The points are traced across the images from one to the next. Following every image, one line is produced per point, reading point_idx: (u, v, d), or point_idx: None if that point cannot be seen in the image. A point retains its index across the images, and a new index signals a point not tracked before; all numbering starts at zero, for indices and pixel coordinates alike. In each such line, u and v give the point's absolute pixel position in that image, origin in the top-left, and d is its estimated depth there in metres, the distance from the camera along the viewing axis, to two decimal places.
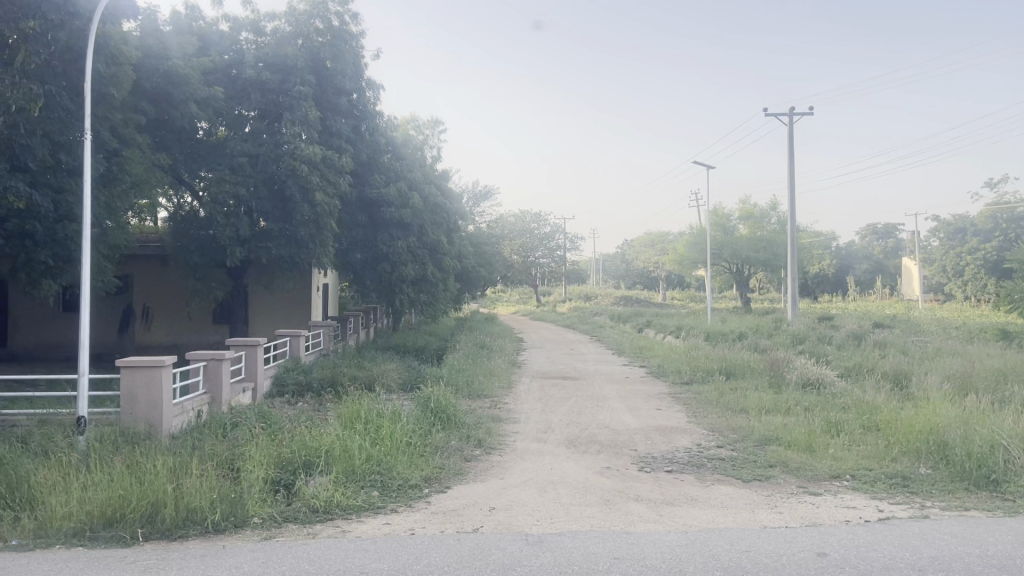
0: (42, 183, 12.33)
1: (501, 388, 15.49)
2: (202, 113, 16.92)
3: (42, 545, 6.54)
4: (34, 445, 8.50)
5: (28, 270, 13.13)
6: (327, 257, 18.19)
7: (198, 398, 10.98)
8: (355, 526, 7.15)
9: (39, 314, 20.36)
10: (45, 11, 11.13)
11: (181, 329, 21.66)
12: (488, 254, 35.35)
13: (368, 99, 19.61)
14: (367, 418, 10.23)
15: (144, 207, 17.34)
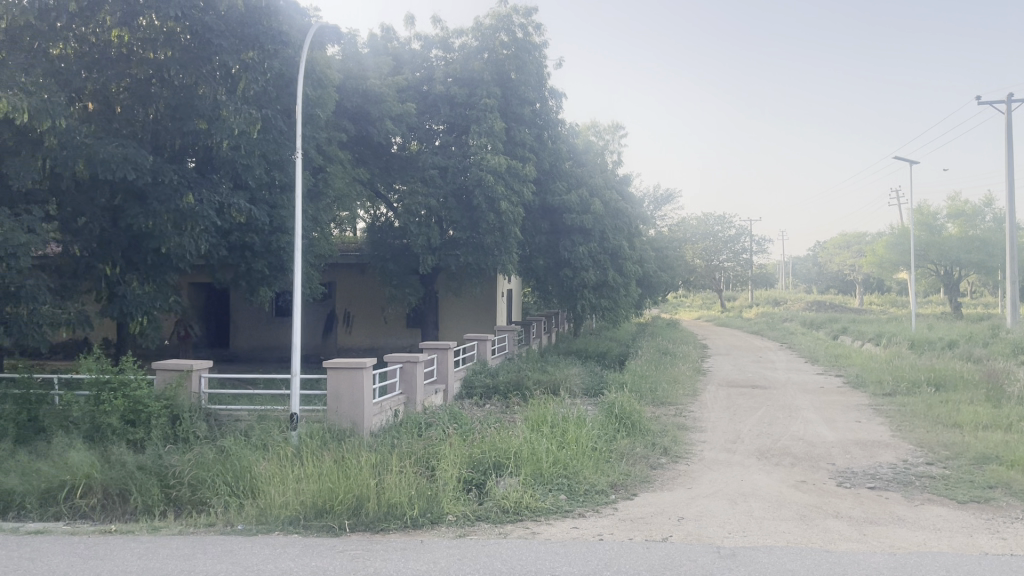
0: (260, 199, 13.64)
1: (686, 396, 15.18)
2: (397, 128, 17.89)
3: (263, 530, 7.18)
4: (255, 438, 9.28)
5: (248, 279, 14.44)
6: (512, 264, 18.64)
7: (395, 398, 11.58)
8: (544, 528, 7.28)
9: (255, 318, 22.29)
10: (262, 42, 12.10)
11: (377, 333, 22.97)
12: (671, 259, 34.77)
13: (550, 108, 19.97)
14: (552, 421, 10.36)
15: (345, 219, 18.56)
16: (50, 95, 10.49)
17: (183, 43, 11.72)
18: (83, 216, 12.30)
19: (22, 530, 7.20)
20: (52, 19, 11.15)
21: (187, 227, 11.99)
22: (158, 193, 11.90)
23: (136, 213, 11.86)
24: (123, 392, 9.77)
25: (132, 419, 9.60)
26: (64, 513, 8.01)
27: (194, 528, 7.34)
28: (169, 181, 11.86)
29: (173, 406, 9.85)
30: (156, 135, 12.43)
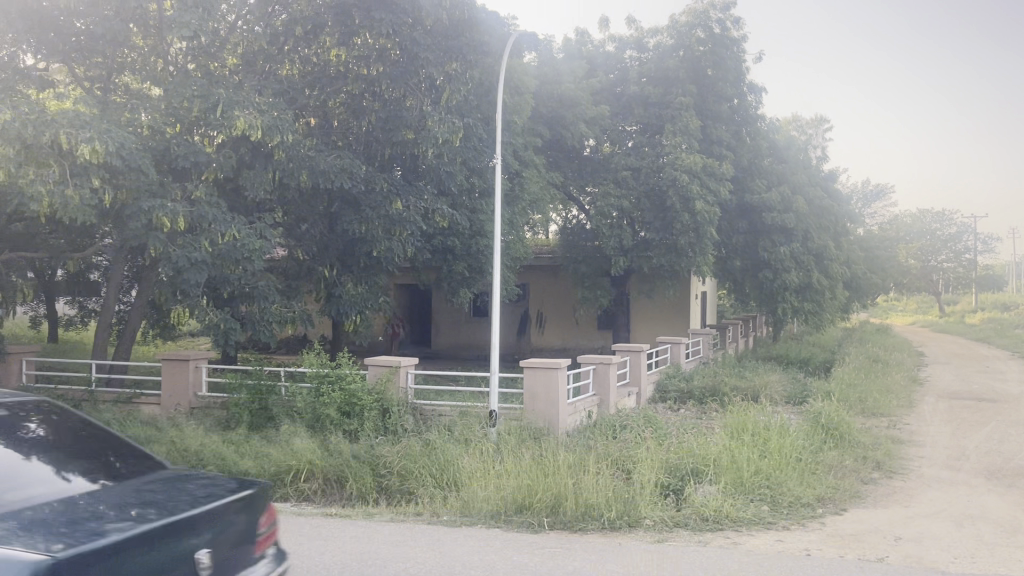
0: (460, 204, 14.16)
1: (901, 407, 14.09)
2: (590, 130, 18.01)
3: (467, 522, 7.46)
4: (457, 432, 9.62)
5: (449, 280, 15.16)
6: (707, 266, 18.19)
7: (590, 398, 11.65)
8: (745, 538, 7.03)
9: (454, 318, 23.22)
10: (465, 53, 12.69)
11: (570, 334, 23.21)
12: (882, 260, 32.46)
13: (749, 103, 19.33)
14: (753, 429, 9.97)
15: (538, 222, 18.94)
16: (280, 112, 11.49)
17: (394, 57, 12.47)
18: (305, 222, 13.41)
19: None
20: (281, 43, 12.52)
21: (396, 232, 12.78)
22: (370, 200, 12.71)
23: (352, 219, 12.77)
24: (340, 385, 10.56)
25: (347, 410, 10.33)
26: (290, 494, 8.77)
27: (405, 515, 7.78)
28: (381, 188, 12.64)
29: (383, 399, 10.52)
30: (368, 146, 13.23)
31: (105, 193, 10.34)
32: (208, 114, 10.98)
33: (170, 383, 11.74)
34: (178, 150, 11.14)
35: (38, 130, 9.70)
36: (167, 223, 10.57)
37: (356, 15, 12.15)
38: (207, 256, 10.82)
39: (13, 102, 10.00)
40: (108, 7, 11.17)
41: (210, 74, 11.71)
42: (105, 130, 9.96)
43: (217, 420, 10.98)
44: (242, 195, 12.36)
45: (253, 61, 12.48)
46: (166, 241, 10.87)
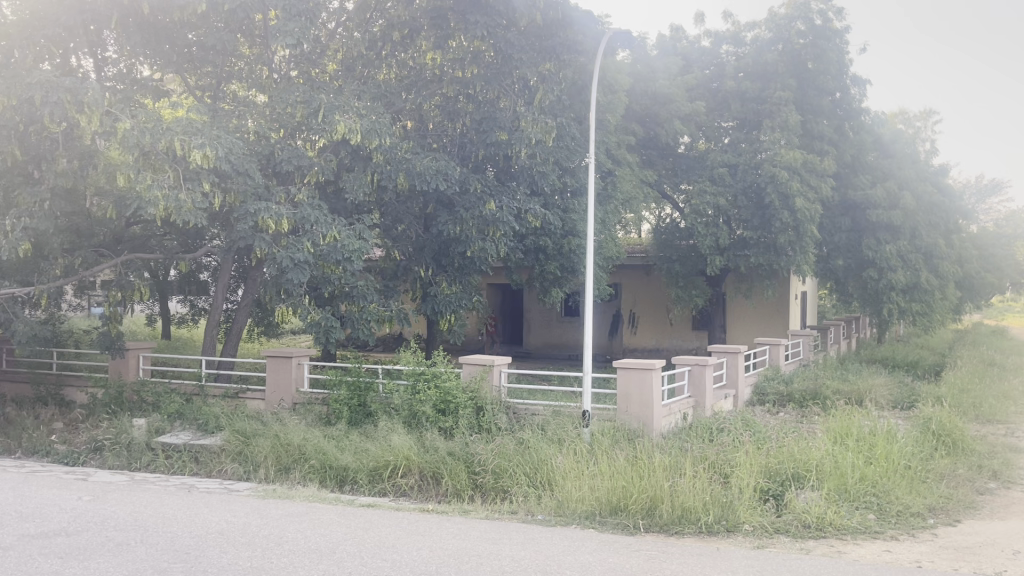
0: (553, 204, 14.17)
1: (1020, 414, 13.29)
2: (685, 127, 17.74)
3: (562, 522, 7.47)
4: (551, 432, 9.63)
5: (542, 280, 15.18)
6: (807, 265, 17.62)
7: (685, 400, 11.45)
8: (851, 547, 6.78)
9: (546, 318, 23.26)
10: (559, 52, 12.66)
11: (663, 334, 22.90)
12: (998, 259, 30.74)
13: (852, 96, 18.66)
14: (858, 434, 9.60)
15: (631, 221, 18.76)
16: (378, 116, 11.77)
17: (488, 59, 12.60)
18: (401, 223, 13.70)
19: (356, 502, 8.17)
20: (378, 49, 12.93)
21: (489, 232, 12.89)
22: (465, 201, 12.90)
23: (446, 219, 12.92)
24: (435, 383, 10.72)
25: (442, 408, 10.48)
26: (388, 489, 8.99)
27: (500, 513, 7.85)
28: (475, 189, 12.80)
29: (477, 398, 10.61)
30: (462, 147, 13.31)
31: (214, 197, 10.84)
32: (309, 119, 11.36)
33: (274, 379, 12.18)
34: (282, 154, 11.55)
35: (154, 137, 10.26)
36: (271, 225, 10.99)
37: (451, 18, 12.38)
38: (309, 257, 11.18)
39: (132, 111, 10.61)
40: (218, 19, 11.73)
41: (312, 80, 12.14)
42: (214, 137, 10.44)
43: (318, 416, 11.33)
44: (341, 197, 12.72)
45: (353, 66, 12.85)
46: (270, 243, 11.29)
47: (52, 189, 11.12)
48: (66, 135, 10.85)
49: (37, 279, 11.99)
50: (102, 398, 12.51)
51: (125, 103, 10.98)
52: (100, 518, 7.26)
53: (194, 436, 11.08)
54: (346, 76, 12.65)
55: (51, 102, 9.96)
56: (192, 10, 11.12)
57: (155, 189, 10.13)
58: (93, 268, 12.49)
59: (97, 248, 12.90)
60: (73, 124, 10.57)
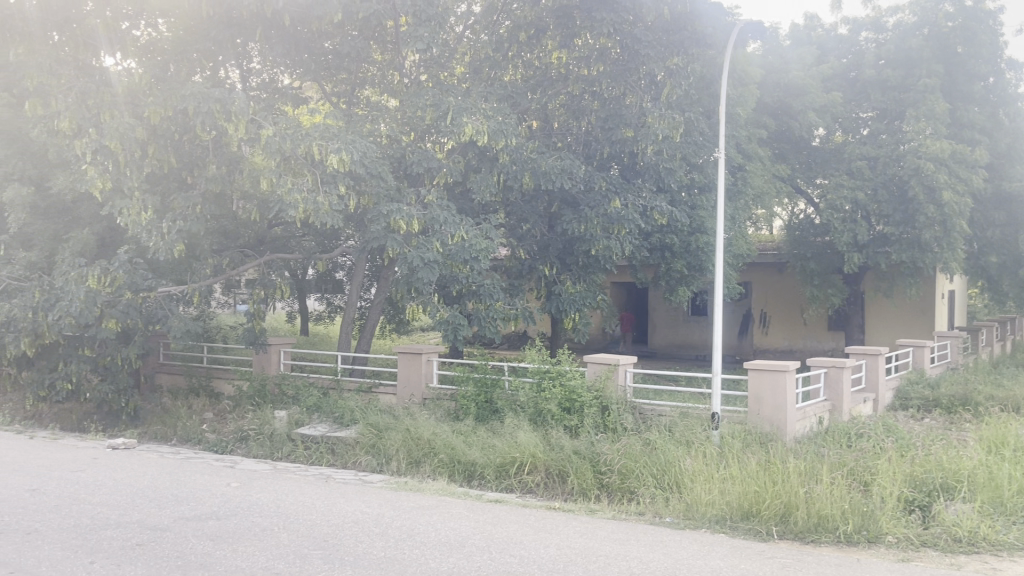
0: (680, 200, 13.89)
1: None
2: (821, 120, 16.99)
3: (691, 526, 7.32)
4: (678, 433, 9.44)
5: (667, 278, 14.90)
6: (956, 262, 16.53)
7: (820, 404, 10.98)
8: (1006, 565, 6.31)
9: (672, 317, 22.88)
10: (687, 47, 12.44)
11: (796, 334, 22.06)
12: None
13: (1008, 81, 17.37)
14: (1015, 444, 8.92)
15: (762, 217, 18.19)
16: (504, 117, 11.91)
17: (614, 56, 12.52)
18: (527, 222, 13.81)
19: (485, 497, 8.29)
20: (505, 50, 13.04)
21: (614, 230, 12.80)
22: (590, 199, 12.91)
23: (571, 218, 12.94)
24: (561, 381, 10.73)
25: (568, 406, 10.47)
26: (514, 486, 9.10)
27: (628, 514, 7.78)
28: (600, 187, 12.76)
29: (603, 397, 10.54)
30: (586, 146, 13.41)
31: (349, 199, 11.27)
32: (439, 121, 11.64)
33: (405, 375, 12.54)
34: (412, 157, 11.88)
35: (294, 142, 10.78)
36: (403, 226, 11.34)
37: (577, 16, 12.35)
38: (438, 256, 11.44)
39: (274, 119, 11.20)
40: (352, 28, 12.20)
41: (440, 83, 12.43)
42: (349, 141, 10.87)
43: (446, 411, 11.59)
44: (468, 197, 12.95)
45: (480, 67, 13.06)
46: (401, 243, 11.63)
47: (203, 194, 11.89)
48: (215, 143, 11.57)
49: (190, 278, 12.85)
50: (247, 390, 13.27)
51: (268, 111, 11.59)
52: (246, 504, 7.70)
53: (331, 428, 11.58)
54: (474, 78, 12.89)
55: (202, 112, 10.64)
56: (329, 19, 11.61)
57: (295, 193, 10.65)
58: (239, 268, 13.24)
59: (242, 249, 13.68)
60: (221, 132, 11.26)
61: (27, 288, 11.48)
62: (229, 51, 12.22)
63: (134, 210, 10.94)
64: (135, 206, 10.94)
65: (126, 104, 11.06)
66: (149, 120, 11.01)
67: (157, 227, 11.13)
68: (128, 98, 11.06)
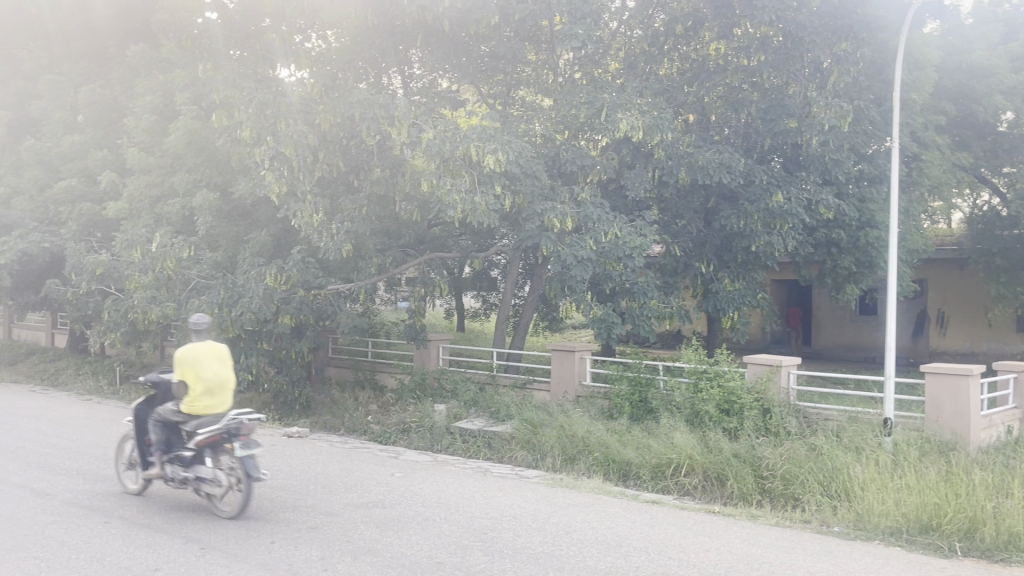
0: (848, 193, 13.16)
1: None
2: (1009, 103, 15.61)
3: (862, 537, 6.91)
4: (847, 439, 8.95)
5: (835, 276, 14.55)
6: None
7: (1010, 412, 10.08)
8: None
9: (838, 317, 21.76)
10: (857, 31, 11.81)
11: (979, 336, 20.41)
12: None
13: None
14: None
15: (939, 210, 16.95)
16: (660, 111, 11.71)
17: (777, 43, 12.07)
18: (682, 218, 13.54)
19: (641, 498, 8.19)
20: (661, 44, 12.71)
21: (776, 225, 12.32)
22: (750, 193, 12.45)
23: (729, 213, 12.58)
24: (719, 382, 10.43)
25: (726, 408, 10.16)
26: (671, 487, 8.94)
27: (792, 521, 7.46)
28: (761, 181, 12.30)
29: (764, 399, 10.15)
30: (747, 138, 12.95)
31: (505, 198, 11.46)
32: (594, 118, 11.60)
33: (559, 372, 12.61)
34: (567, 155, 11.93)
35: (453, 144, 11.08)
36: (557, 224, 11.41)
37: (736, 5, 12.03)
38: (592, 254, 11.43)
39: (434, 121, 11.56)
40: (509, 29, 12.40)
41: (595, 81, 12.39)
42: (505, 142, 11.05)
43: (601, 409, 11.54)
44: (622, 194, 12.84)
45: (635, 62, 12.92)
46: (556, 241, 11.71)
47: (368, 196, 12.46)
48: (379, 147, 12.09)
49: (356, 276, 13.49)
50: (409, 384, 13.80)
51: (428, 114, 11.99)
52: (410, 494, 7.99)
53: (487, 423, 11.84)
54: (628, 73, 12.76)
55: (368, 118, 11.18)
56: (486, 22, 11.87)
57: (454, 194, 10.97)
58: (400, 266, 13.78)
59: (403, 248, 14.23)
60: (385, 136, 11.76)
61: (213, 286, 12.46)
62: (391, 58, 12.74)
63: (306, 212, 11.62)
64: (307, 209, 11.61)
65: (299, 113, 11.77)
66: (320, 127, 11.67)
67: (327, 228, 11.77)
68: (301, 106, 11.78)
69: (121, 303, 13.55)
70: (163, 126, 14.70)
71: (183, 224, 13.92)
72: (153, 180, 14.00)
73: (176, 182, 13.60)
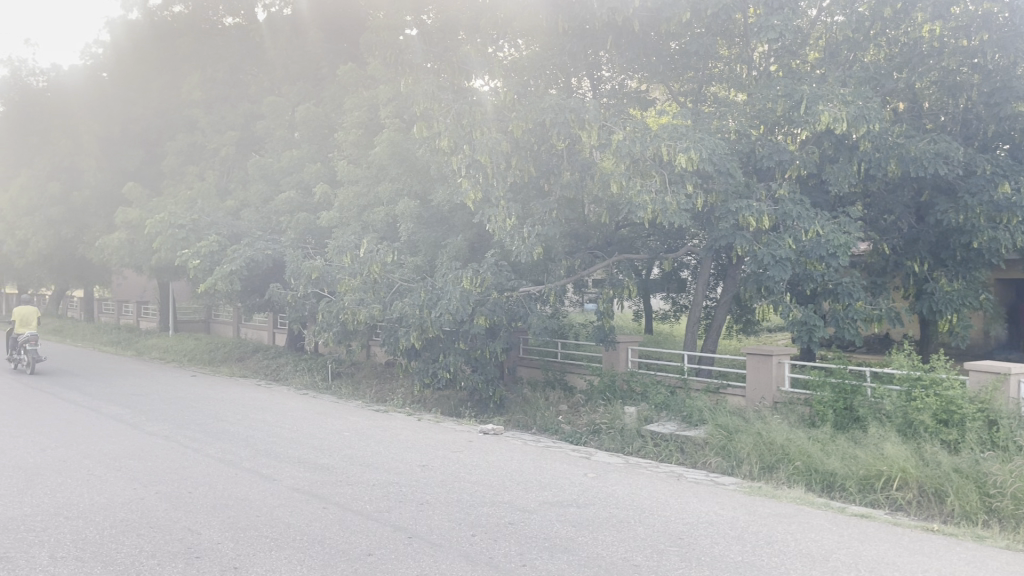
0: None
1: None
2: None
3: None
4: None
5: None
6: None
7: None
8: None
9: None
10: None
11: None
12: None
13: None
14: None
15: None
16: (866, 100, 11.00)
17: (1001, 20, 11.04)
18: (891, 214, 12.63)
19: (848, 511, 7.74)
20: (866, 29, 11.82)
21: (1002, 219, 11.29)
22: (970, 184, 11.42)
23: (947, 207, 11.62)
24: (936, 390, 9.62)
25: (945, 419, 9.34)
26: (881, 501, 8.35)
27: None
28: (983, 171, 11.24)
29: (990, 410, 9.24)
30: (966, 125, 11.98)
31: (697, 197, 11.23)
32: (792, 112, 11.12)
33: (754, 378, 12.13)
34: (763, 150, 11.51)
35: (644, 145, 11.01)
36: (753, 223, 11.02)
37: None
38: (791, 253, 10.96)
39: (624, 123, 11.56)
40: (700, 26, 12.20)
41: (792, 73, 11.89)
42: (698, 140, 10.80)
43: (801, 417, 11.00)
44: (824, 189, 12.19)
45: (837, 50, 12.15)
46: (751, 240, 11.34)
47: (559, 200, 12.63)
48: (570, 150, 12.24)
49: (547, 278, 13.74)
50: (599, 385, 13.86)
51: (619, 116, 11.99)
52: (604, 494, 8.03)
53: (679, 427, 11.65)
54: (830, 62, 12.09)
55: (559, 122, 11.37)
56: (677, 20, 11.74)
57: (644, 194, 10.90)
58: (589, 269, 13.87)
59: (592, 250, 14.33)
60: (575, 139, 11.90)
61: (414, 289, 13.17)
62: (581, 63, 12.91)
63: (500, 216, 11.96)
64: (500, 213, 11.95)
65: (493, 121, 12.20)
66: (513, 134, 12.03)
67: (519, 232, 12.07)
68: (495, 115, 12.19)
69: (333, 305, 14.64)
70: (370, 139, 15.74)
71: (387, 231, 14.81)
72: (360, 190, 15.02)
73: (381, 192, 14.52)
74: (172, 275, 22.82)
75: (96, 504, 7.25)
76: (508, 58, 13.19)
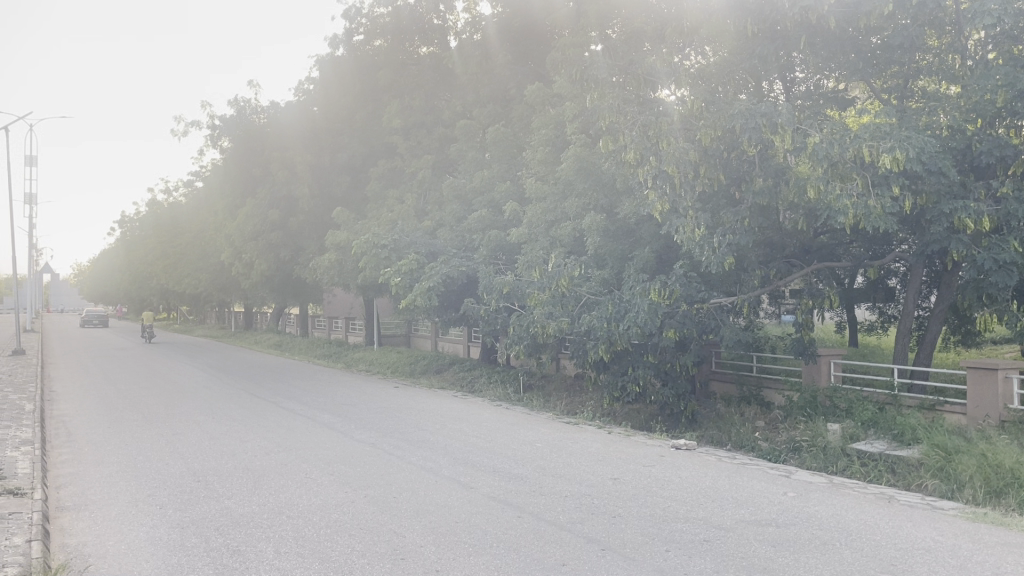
0: None
1: None
2: None
3: None
4: None
5: None
6: None
7: None
8: None
9: None
10: None
11: None
12: None
13: None
14: None
15: None
16: None
17: None
18: None
19: None
20: None
21: None
22: None
23: None
24: None
25: None
26: None
27: None
28: None
29: None
30: None
31: (905, 199, 10.49)
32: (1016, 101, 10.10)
33: (977, 394, 11.06)
34: (981, 146, 10.55)
35: (843, 147, 10.41)
36: (971, 225, 10.14)
37: None
38: (1015, 257, 10.06)
39: (821, 125, 11.02)
40: (904, 16, 11.39)
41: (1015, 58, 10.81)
42: (904, 138, 10.06)
43: None
44: None
45: None
46: (969, 244, 10.51)
47: (750, 207, 12.22)
48: (762, 156, 11.80)
49: (739, 290, 13.32)
50: (798, 400, 13.26)
51: (815, 118, 11.47)
52: (806, 515, 7.65)
53: (890, 446, 10.88)
54: None
55: (750, 129, 11.02)
56: (879, 13, 10.98)
57: (844, 198, 10.28)
58: (785, 279, 13.28)
59: (788, 259, 13.72)
60: (768, 145, 11.49)
61: (602, 302, 13.22)
62: (772, 65, 12.44)
63: (689, 227, 11.78)
64: (689, 224, 11.77)
65: (681, 130, 12.02)
66: (701, 142, 11.80)
67: (709, 242, 11.79)
68: (682, 124, 12.02)
69: (523, 319, 15.01)
70: (556, 155, 16.01)
71: (574, 244, 14.97)
72: (547, 206, 15.29)
73: (567, 207, 14.71)
74: (376, 292, 24.38)
75: (313, 504, 7.89)
76: (694, 66, 12.93)
